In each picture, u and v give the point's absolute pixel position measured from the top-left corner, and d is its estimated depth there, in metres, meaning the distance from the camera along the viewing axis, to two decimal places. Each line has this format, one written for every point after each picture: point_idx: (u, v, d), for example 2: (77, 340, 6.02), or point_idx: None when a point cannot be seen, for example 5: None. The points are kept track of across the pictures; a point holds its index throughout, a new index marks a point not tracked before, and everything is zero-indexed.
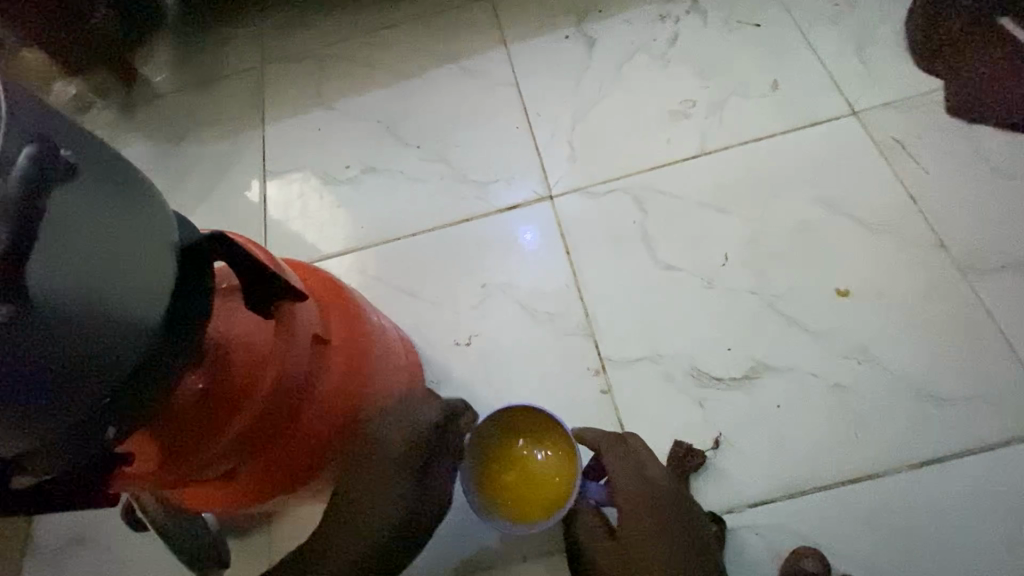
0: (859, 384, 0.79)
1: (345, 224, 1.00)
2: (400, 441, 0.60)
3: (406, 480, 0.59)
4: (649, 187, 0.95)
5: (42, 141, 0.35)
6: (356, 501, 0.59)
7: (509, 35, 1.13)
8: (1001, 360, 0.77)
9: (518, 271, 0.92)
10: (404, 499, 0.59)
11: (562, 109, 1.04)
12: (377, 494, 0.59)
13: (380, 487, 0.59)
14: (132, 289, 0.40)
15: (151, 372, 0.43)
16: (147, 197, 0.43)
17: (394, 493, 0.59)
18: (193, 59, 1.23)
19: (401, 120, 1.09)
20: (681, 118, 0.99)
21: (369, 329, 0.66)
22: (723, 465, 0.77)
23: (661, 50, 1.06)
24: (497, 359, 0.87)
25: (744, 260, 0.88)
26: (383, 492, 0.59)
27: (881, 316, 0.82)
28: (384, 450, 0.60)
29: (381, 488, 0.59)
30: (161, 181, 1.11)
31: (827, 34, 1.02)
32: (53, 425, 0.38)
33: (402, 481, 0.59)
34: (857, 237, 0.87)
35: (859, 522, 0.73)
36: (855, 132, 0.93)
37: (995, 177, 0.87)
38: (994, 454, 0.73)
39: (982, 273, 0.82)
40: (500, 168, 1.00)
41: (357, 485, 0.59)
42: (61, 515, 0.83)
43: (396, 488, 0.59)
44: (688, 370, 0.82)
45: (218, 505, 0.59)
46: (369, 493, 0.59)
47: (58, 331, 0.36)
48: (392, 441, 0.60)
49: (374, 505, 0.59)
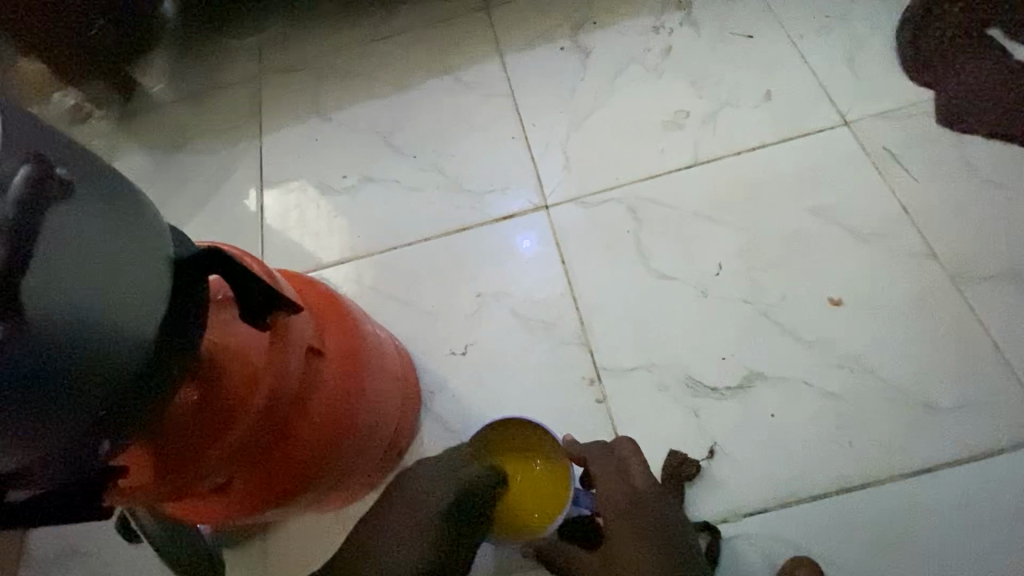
0: (853, 393, 0.79)
1: (342, 234, 1.01)
2: (440, 490, 0.65)
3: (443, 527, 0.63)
4: (644, 196, 0.95)
5: (37, 162, 0.36)
6: (387, 540, 0.63)
7: (505, 46, 1.14)
8: (993, 369, 0.78)
9: (514, 280, 0.92)
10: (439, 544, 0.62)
11: (557, 119, 1.05)
12: (409, 538, 0.63)
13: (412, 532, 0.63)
14: (127, 304, 0.40)
15: (147, 386, 0.43)
16: (142, 213, 0.44)
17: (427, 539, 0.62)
18: (191, 69, 1.24)
19: (397, 130, 1.09)
20: (675, 128, 1.00)
21: (364, 340, 0.66)
22: (718, 474, 0.77)
23: (655, 61, 1.07)
24: (493, 368, 0.87)
25: (737, 270, 0.88)
26: (415, 536, 0.62)
27: (875, 325, 0.82)
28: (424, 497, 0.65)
29: (415, 532, 0.63)
30: (158, 191, 1.11)
31: (819, 45, 1.04)
32: (46, 442, 0.38)
33: (436, 527, 0.63)
34: (850, 247, 0.87)
35: (854, 532, 0.73)
36: (847, 143, 0.94)
37: (985, 187, 0.88)
38: (988, 463, 0.74)
39: (973, 282, 0.83)
40: (496, 178, 1.01)
41: (387, 525, 0.64)
42: (56, 527, 0.82)
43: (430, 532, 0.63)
44: (683, 379, 0.82)
45: (215, 518, 0.59)
46: (402, 537, 0.63)
47: (49, 347, 0.36)
48: (434, 488, 0.65)
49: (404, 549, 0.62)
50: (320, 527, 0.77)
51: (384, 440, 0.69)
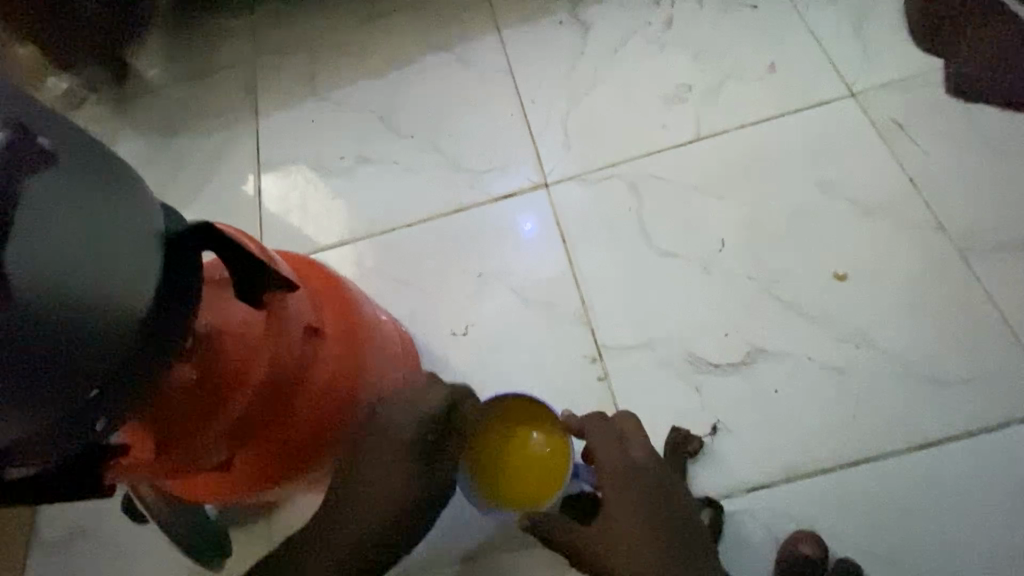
0: (857, 367, 0.78)
1: (340, 216, 1.00)
2: (404, 431, 0.61)
3: (412, 466, 0.61)
4: (645, 172, 0.94)
5: (17, 129, 0.35)
6: (359, 491, 0.61)
7: (503, 22, 1.11)
8: (999, 341, 0.77)
9: (514, 260, 0.91)
10: (410, 479, 0.61)
11: (557, 95, 1.03)
12: (376, 476, 0.60)
13: (384, 471, 0.60)
14: (117, 282, 0.40)
15: (141, 367, 0.43)
16: (132, 187, 0.43)
17: (399, 477, 0.61)
18: (185, 52, 1.22)
19: (395, 110, 1.08)
20: (677, 103, 0.98)
21: (364, 319, 0.65)
22: (720, 450, 0.77)
23: (656, 34, 1.05)
24: (494, 347, 0.87)
25: (741, 246, 0.87)
26: (380, 474, 0.60)
27: (880, 299, 0.81)
28: (387, 437, 0.61)
29: (384, 469, 0.60)
30: (156, 176, 1.10)
31: (826, 14, 1.01)
32: (43, 413, 0.38)
33: (405, 464, 0.61)
34: (855, 220, 0.86)
35: (856, 505, 0.73)
36: (854, 114, 0.92)
37: (995, 157, 0.86)
38: (992, 436, 0.73)
39: (981, 254, 0.81)
40: (495, 157, 1.00)
41: (359, 470, 0.61)
42: (65, 510, 0.83)
43: (398, 471, 0.60)
44: (685, 356, 0.82)
45: (217, 496, 0.59)
46: (375, 478, 0.60)
47: (28, 322, 0.35)
48: (396, 429, 0.61)
49: (380, 485, 0.60)
50: None
51: None
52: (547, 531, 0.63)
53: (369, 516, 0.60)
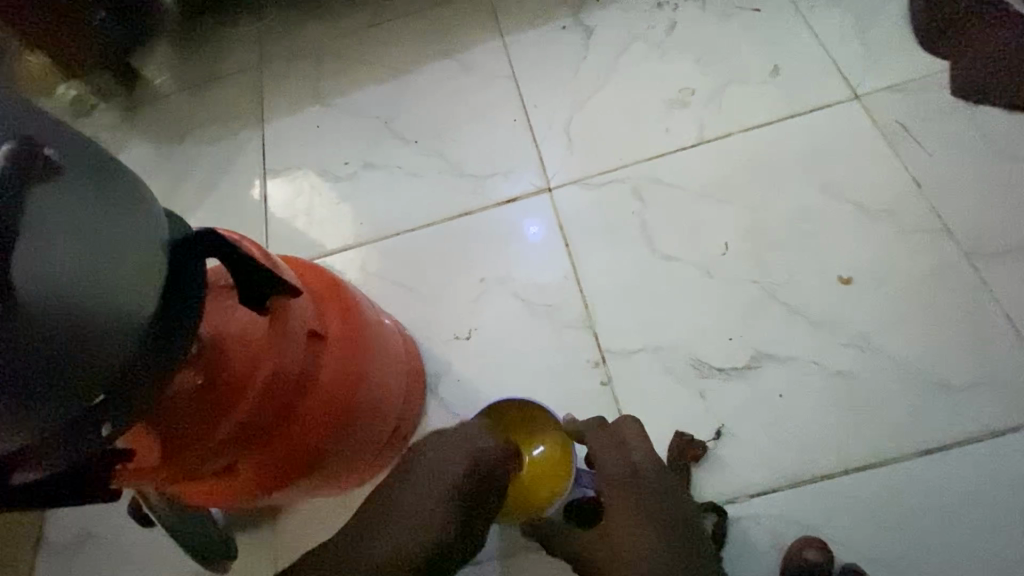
0: (862, 371, 0.78)
1: (345, 221, 1.01)
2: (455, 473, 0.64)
3: (454, 512, 0.64)
4: (649, 176, 0.94)
5: (23, 140, 0.35)
6: (400, 532, 0.64)
7: (506, 27, 1.12)
8: (1007, 345, 0.76)
9: (517, 264, 0.92)
10: (450, 526, 0.63)
11: (560, 100, 1.03)
12: (418, 518, 0.64)
13: (426, 515, 0.64)
14: (122, 291, 0.40)
15: (147, 375, 0.44)
16: (138, 198, 0.44)
17: (439, 521, 0.63)
18: (192, 59, 1.24)
19: (399, 115, 1.08)
20: (680, 106, 0.98)
21: (367, 324, 0.66)
22: (723, 455, 0.77)
23: (659, 38, 1.05)
24: (497, 351, 0.87)
25: (744, 250, 0.87)
26: (421, 517, 0.64)
27: (885, 302, 0.81)
28: (434, 481, 0.64)
29: (433, 507, 0.64)
30: (163, 182, 1.12)
31: (830, 17, 1.01)
32: (47, 418, 0.38)
33: (447, 510, 0.64)
34: (859, 223, 0.85)
35: (861, 511, 0.72)
36: (858, 117, 0.92)
37: (1002, 159, 0.85)
38: (1000, 441, 0.72)
39: (988, 257, 0.80)
40: (498, 162, 1.00)
41: (402, 511, 0.64)
42: (73, 513, 0.84)
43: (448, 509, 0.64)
44: (688, 360, 0.82)
45: (221, 501, 0.60)
46: (417, 520, 0.64)
47: (32, 332, 0.35)
48: (443, 475, 0.64)
49: (420, 527, 0.63)
50: (327, 511, 0.78)
51: (389, 425, 0.69)
52: (557, 539, 0.65)
53: (407, 556, 0.63)
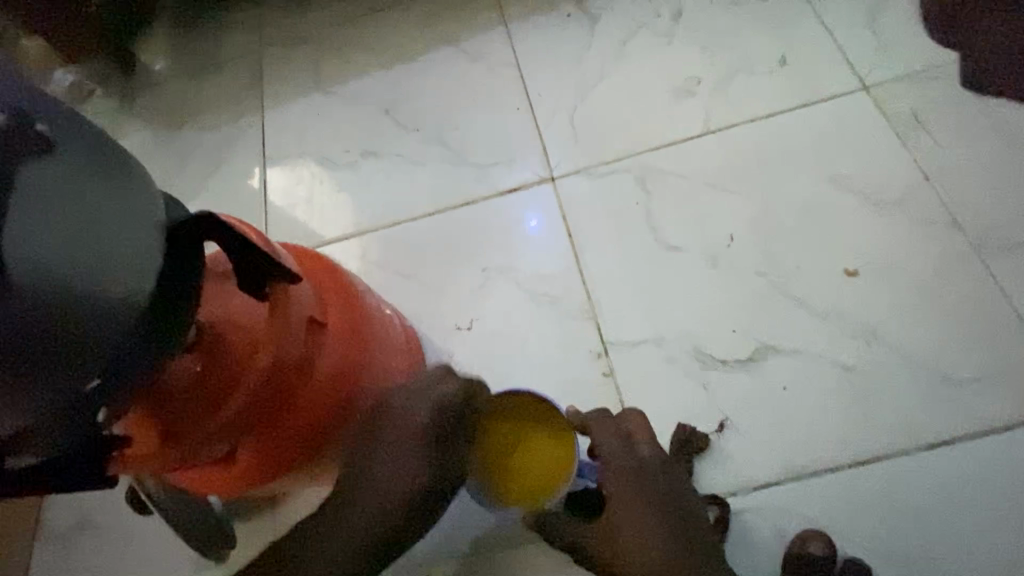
0: (868, 365, 0.77)
1: (346, 209, 0.99)
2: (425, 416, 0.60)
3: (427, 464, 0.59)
4: (653, 167, 0.93)
5: (15, 114, 0.35)
6: (370, 478, 0.59)
7: (509, 14, 1.10)
8: (1014, 339, 0.75)
9: (520, 253, 0.91)
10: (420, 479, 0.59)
11: (564, 88, 1.02)
12: (389, 464, 0.59)
13: (395, 455, 0.59)
14: (120, 273, 0.39)
15: (145, 358, 0.42)
16: (136, 176, 0.42)
17: (409, 471, 0.59)
18: (191, 44, 1.22)
19: (400, 103, 1.07)
20: (686, 96, 0.97)
21: (369, 314, 0.65)
22: (726, 448, 0.76)
23: (665, 27, 1.03)
24: (499, 342, 0.86)
25: (750, 241, 0.86)
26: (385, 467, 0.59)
27: (891, 295, 0.80)
28: (399, 428, 0.60)
29: (402, 450, 0.59)
30: (163, 169, 1.10)
31: (838, 5, 0.99)
32: (43, 403, 0.38)
33: (418, 453, 0.59)
34: (866, 215, 0.84)
35: (865, 505, 0.71)
36: (867, 108, 0.90)
37: (1012, 151, 0.84)
38: (1006, 435, 0.72)
39: (996, 250, 0.79)
40: (501, 150, 0.99)
41: (366, 464, 0.60)
42: (71, 501, 0.84)
43: (416, 453, 0.59)
44: (692, 353, 0.81)
45: (221, 489, 0.59)
46: (383, 472, 0.59)
47: (17, 313, 0.35)
48: (409, 423, 0.60)
49: (392, 484, 0.59)
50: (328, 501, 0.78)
51: None
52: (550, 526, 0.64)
53: (374, 518, 0.59)
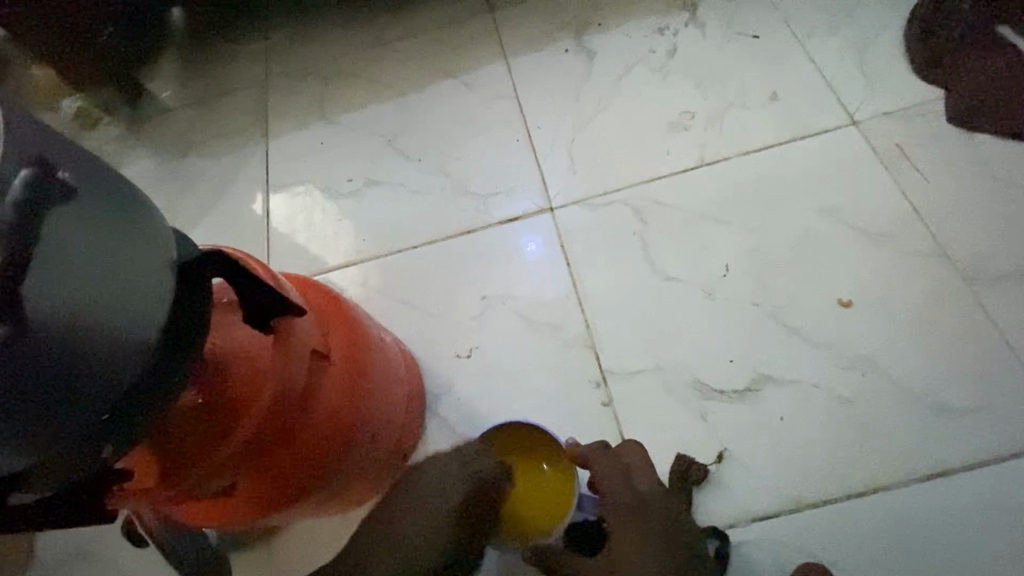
0: (863, 395, 0.78)
1: (347, 237, 1.01)
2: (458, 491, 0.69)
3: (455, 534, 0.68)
4: (649, 198, 0.95)
5: (38, 165, 0.35)
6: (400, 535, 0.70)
7: (509, 49, 1.14)
8: (1007, 370, 0.76)
9: (519, 282, 0.92)
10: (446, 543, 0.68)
11: (562, 121, 1.04)
12: (417, 524, 0.70)
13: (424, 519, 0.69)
14: (131, 310, 0.40)
15: (152, 392, 0.43)
16: (146, 214, 0.44)
17: (430, 535, 0.69)
18: (198, 74, 1.25)
19: (403, 134, 1.09)
20: (681, 129, 0.99)
21: (369, 344, 0.66)
22: (725, 479, 0.76)
23: (660, 63, 1.06)
24: (497, 371, 0.86)
25: (745, 271, 0.87)
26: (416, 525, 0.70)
27: (885, 325, 0.81)
28: (433, 494, 0.71)
29: (432, 514, 0.69)
30: (167, 196, 1.12)
31: (826, 44, 1.03)
32: (51, 436, 0.38)
33: (445, 519, 0.68)
34: (858, 247, 0.86)
35: (864, 537, 0.71)
36: (856, 142, 0.93)
37: (997, 185, 0.87)
38: (1003, 467, 0.72)
39: (986, 282, 0.81)
40: (501, 181, 1.01)
41: (392, 524, 0.71)
42: (63, 531, 0.83)
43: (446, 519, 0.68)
44: (690, 382, 0.81)
45: (219, 522, 0.59)
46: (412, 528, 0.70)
47: (30, 348, 0.35)
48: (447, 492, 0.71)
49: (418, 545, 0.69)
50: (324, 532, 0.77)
51: (387, 446, 0.69)
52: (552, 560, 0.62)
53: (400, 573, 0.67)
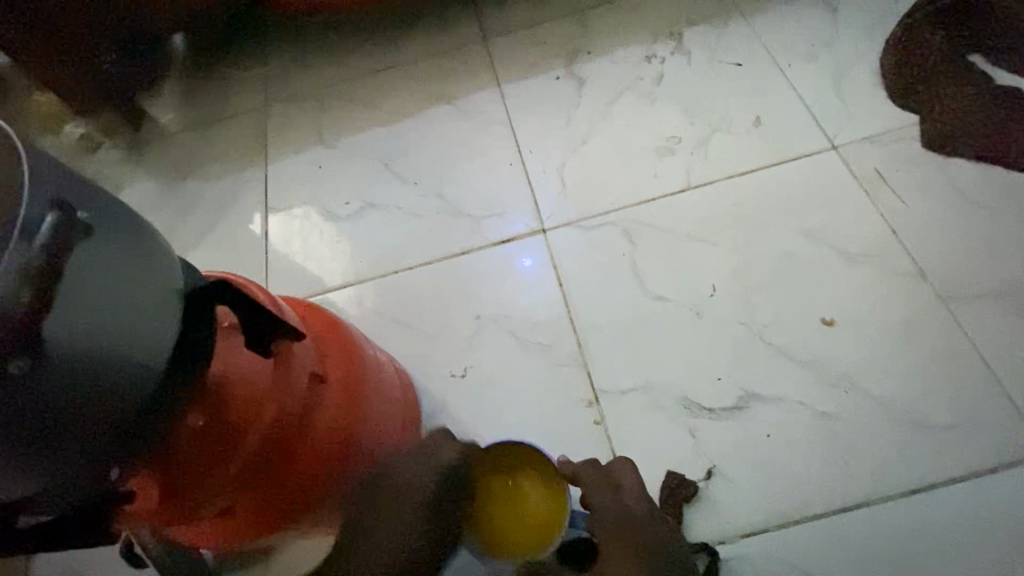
0: (847, 412, 0.80)
1: (344, 258, 1.03)
2: (420, 483, 0.61)
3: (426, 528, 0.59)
4: (638, 220, 0.98)
5: (60, 207, 0.38)
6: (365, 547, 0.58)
7: (502, 76, 1.18)
8: (984, 386, 0.79)
9: (513, 302, 0.94)
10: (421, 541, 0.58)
11: (554, 145, 1.08)
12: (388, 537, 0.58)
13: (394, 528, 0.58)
14: (141, 339, 0.42)
15: (157, 418, 0.45)
16: (158, 247, 0.46)
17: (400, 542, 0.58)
18: (199, 99, 1.29)
19: (398, 157, 1.12)
20: (668, 153, 1.03)
21: (365, 365, 0.68)
22: (714, 495, 0.78)
23: (647, 89, 1.11)
24: (491, 389, 0.88)
25: (731, 291, 0.90)
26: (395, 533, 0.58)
27: (866, 343, 0.84)
28: (400, 495, 0.60)
29: (400, 521, 0.59)
30: (167, 218, 1.14)
31: (807, 72, 1.07)
32: (61, 461, 0.39)
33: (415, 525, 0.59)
34: (839, 267, 0.89)
35: (850, 552, 0.73)
36: (836, 166, 0.97)
37: (971, 208, 0.90)
38: (982, 481, 0.74)
39: (962, 301, 0.84)
40: (494, 203, 1.04)
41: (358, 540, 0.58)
42: (60, 552, 0.83)
43: (414, 523, 0.59)
44: (679, 400, 0.84)
45: (219, 541, 0.60)
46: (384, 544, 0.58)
47: (48, 376, 0.37)
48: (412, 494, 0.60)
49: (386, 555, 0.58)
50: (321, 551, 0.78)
51: None
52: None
53: None
